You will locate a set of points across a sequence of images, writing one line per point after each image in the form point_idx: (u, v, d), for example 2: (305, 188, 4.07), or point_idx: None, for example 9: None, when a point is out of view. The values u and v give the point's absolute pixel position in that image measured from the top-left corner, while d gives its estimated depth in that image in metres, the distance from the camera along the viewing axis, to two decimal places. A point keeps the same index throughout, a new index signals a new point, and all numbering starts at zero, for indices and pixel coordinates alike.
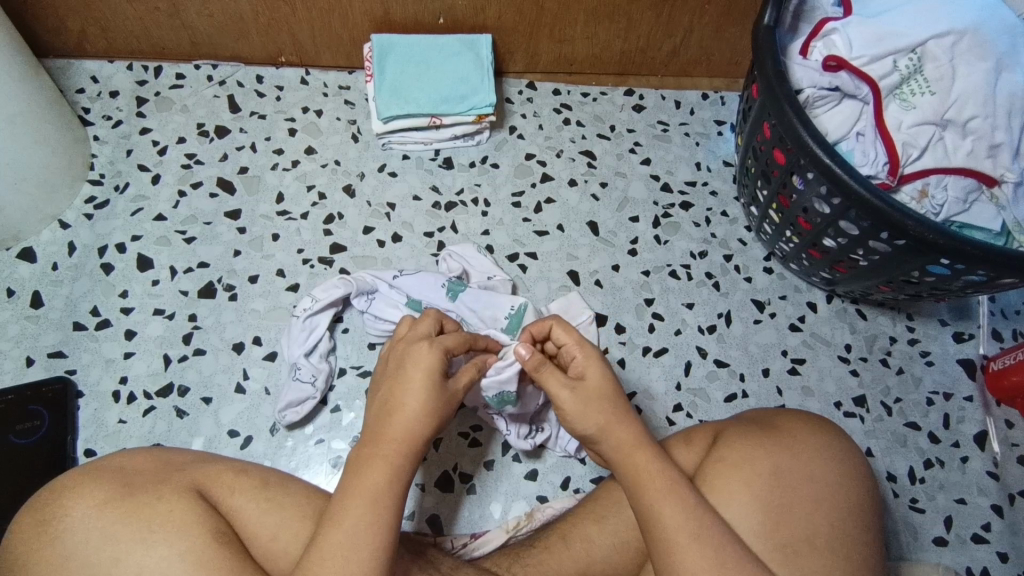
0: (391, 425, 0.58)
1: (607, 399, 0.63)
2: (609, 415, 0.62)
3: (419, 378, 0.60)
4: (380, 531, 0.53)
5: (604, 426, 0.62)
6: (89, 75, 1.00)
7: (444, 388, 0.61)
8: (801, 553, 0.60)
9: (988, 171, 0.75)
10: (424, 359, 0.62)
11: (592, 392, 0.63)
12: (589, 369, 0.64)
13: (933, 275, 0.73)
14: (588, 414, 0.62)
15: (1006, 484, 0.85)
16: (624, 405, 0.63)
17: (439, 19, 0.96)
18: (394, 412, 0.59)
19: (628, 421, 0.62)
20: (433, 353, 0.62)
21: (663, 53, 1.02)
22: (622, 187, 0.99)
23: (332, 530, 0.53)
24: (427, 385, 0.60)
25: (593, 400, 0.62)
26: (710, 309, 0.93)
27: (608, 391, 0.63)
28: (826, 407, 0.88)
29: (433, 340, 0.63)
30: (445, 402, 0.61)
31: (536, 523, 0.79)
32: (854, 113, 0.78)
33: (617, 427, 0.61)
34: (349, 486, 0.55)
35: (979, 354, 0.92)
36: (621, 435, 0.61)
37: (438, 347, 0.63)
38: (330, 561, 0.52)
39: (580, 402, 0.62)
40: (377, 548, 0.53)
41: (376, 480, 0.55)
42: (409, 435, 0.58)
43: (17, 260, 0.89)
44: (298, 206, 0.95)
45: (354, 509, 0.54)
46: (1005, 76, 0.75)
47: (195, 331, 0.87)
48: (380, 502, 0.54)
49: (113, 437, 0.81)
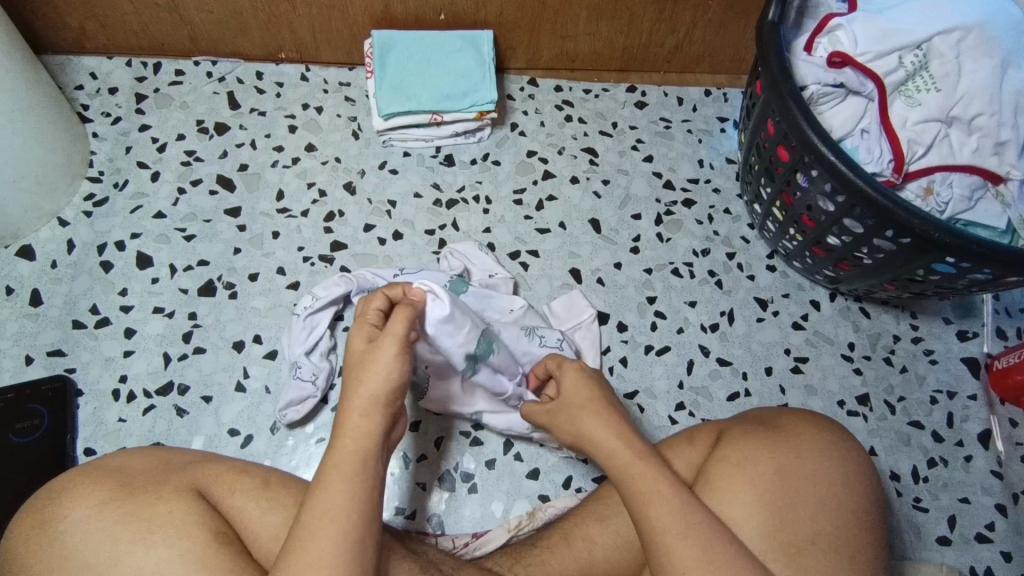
0: (347, 416, 0.58)
1: (581, 403, 0.65)
2: (586, 417, 0.64)
3: (353, 356, 0.61)
4: (346, 519, 0.52)
5: (585, 434, 0.63)
6: (87, 72, 1.00)
7: (372, 347, 0.60)
8: (803, 553, 0.60)
9: (993, 169, 0.75)
10: (353, 334, 0.62)
11: (572, 402, 0.66)
12: (568, 379, 0.68)
13: (938, 273, 0.73)
14: (566, 425, 0.66)
15: (1010, 483, 0.85)
16: (602, 407, 0.64)
17: (440, 15, 0.95)
18: (354, 385, 0.59)
19: (603, 420, 0.63)
20: (363, 329, 0.62)
21: (665, 49, 1.02)
22: (624, 184, 0.99)
23: (302, 523, 0.53)
24: (356, 356, 0.61)
25: (568, 411, 0.65)
26: (713, 307, 0.92)
27: (583, 400, 0.65)
28: (829, 405, 0.88)
29: (358, 319, 0.64)
30: (374, 355, 0.60)
31: (539, 522, 0.78)
32: (859, 109, 0.77)
33: (593, 429, 0.63)
34: (321, 477, 0.55)
35: (983, 352, 0.92)
36: (600, 436, 0.62)
37: (361, 321, 0.63)
38: (298, 555, 0.51)
39: (558, 415, 0.67)
40: (348, 534, 0.52)
41: (337, 470, 0.55)
42: (363, 404, 0.58)
43: (16, 258, 0.88)
44: (299, 204, 0.94)
45: (322, 497, 0.53)
46: (1010, 73, 0.75)
47: (195, 329, 0.86)
48: (345, 491, 0.54)
49: (113, 436, 0.81)
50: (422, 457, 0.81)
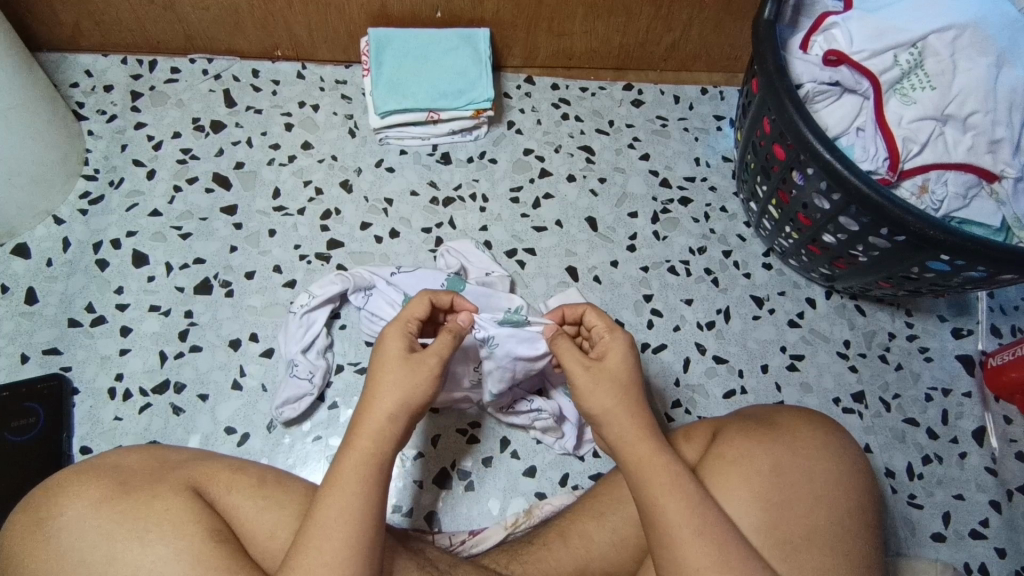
0: (368, 413, 0.58)
1: (621, 382, 0.62)
2: (618, 402, 0.61)
3: (387, 357, 0.61)
4: (356, 519, 0.53)
5: (610, 417, 0.61)
6: (82, 69, 0.99)
7: (412, 358, 0.61)
8: (801, 549, 0.60)
9: (989, 167, 0.75)
10: (389, 338, 0.63)
11: (606, 373, 0.63)
12: (611, 352, 0.65)
13: (933, 270, 0.73)
14: (597, 397, 0.62)
15: (1004, 480, 0.85)
16: (632, 394, 0.62)
17: (436, 13, 0.95)
18: (371, 395, 0.59)
19: (633, 410, 0.61)
20: (399, 332, 0.63)
21: (661, 47, 1.02)
22: (620, 182, 0.99)
23: (314, 523, 0.53)
24: (393, 361, 0.60)
25: (602, 385, 0.62)
26: (709, 305, 0.92)
27: (621, 379, 0.62)
28: (824, 402, 0.88)
29: (397, 320, 0.65)
30: (413, 367, 0.60)
31: (535, 519, 0.79)
32: (854, 108, 0.77)
33: (622, 417, 0.61)
34: (330, 479, 0.55)
35: (978, 349, 0.92)
36: (627, 426, 0.60)
37: (399, 324, 0.64)
38: (307, 555, 0.51)
39: (590, 384, 0.62)
40: (357, 536, 0.52)
41: (352, 469, 0.55)
42: (391, 411, 0.58)
43: (11, 256, 0.88)
44: (295, 201, 0.94)
45: (334, 499, 0.53)
46: (1005, 71, 0.75)
47: (192, 327, 0.86)
48: (361, 492, 0.54)
49: (109, 434, 0.81)
50: (419, 455, 0.81)
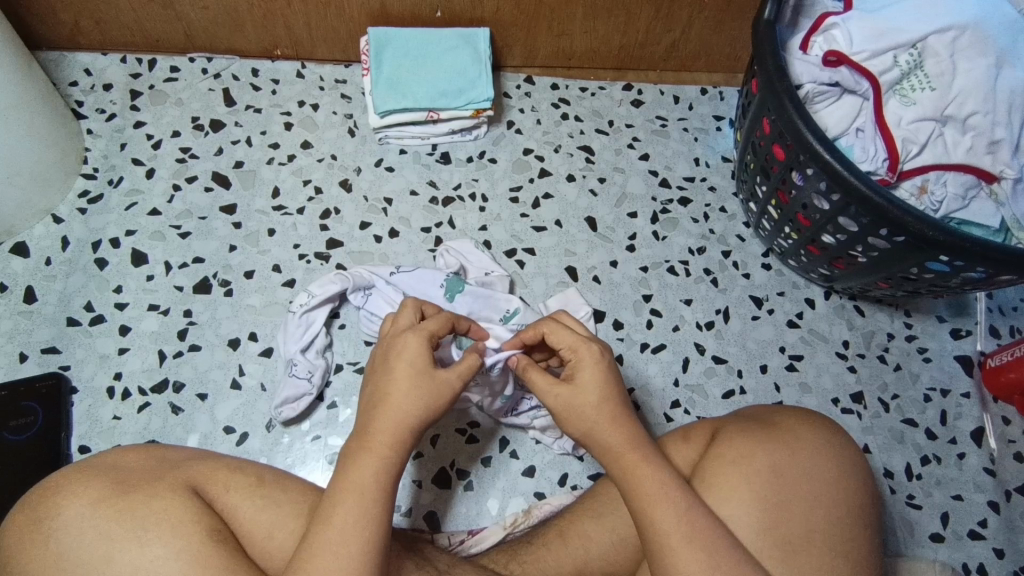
0: (377, 419, 0.57)
1: (593, 404, 0.60)
2: (597, 418, 0.60)
3: (403, 367, 0.59)
4: (367, 526, 0.53)
5: (590, 434, 0.60)
6: (81, 67, 0.99)
7: (436, 374, 0.60)
8: (799, 551, 0.60)
9: (988, 168, 0.75)
10: (410, 346, 0.61)
11: (581, 397, 0.61)
12: (584, 371, 0.62)
13: (933, 270, 0.73)
14: (573, 419, 0.61)
15: (1002, 480, 0.85)
16: (615, 411, 0.61)
17: (436, 12, 0.95)
18: (380, 407, 0.58)
19: (620, 422, 0.60)
20: (419, 342, 0.61)
21: (661, 48, 1.02)
22: (620, 182, 0.99)
23: (319, 525, 0.53)
24: (414, 374, 0.59)
25: (579, 406, 0.61)
26: (709, 304, 0.93)
27: (592, 399, 0.60)
28: (824, 402, 0.88)
29: (422, 330, 0.62)
30: (439, 386, 0.60)
31: (535, 519, 0.79)
32: (854, 109, 0.77)
33: (604, 431, 0.60)
34: (335, 484, 0.55)
35: (977, 350, 0.92)
36: (612, 437, 0.60)
37: (422, 332, 0.62)
38: (318, 559, 0.51)
39: (565, 409, 0.61)
40: (368, 541, 0.52)
41: (366, 475, 0.55)
42: (403, 420, 0.58)
43: (10, 254, 0.88)
44: (294, 201, 0.94)
45: (346, 507, 0.53)
46: (1005, 72, 0.75)
47: (191, 326, 0.86)
48: (373, 498, 0.54)
49: (108, 433, 0.80)
50: (419, 455, 0.81)
